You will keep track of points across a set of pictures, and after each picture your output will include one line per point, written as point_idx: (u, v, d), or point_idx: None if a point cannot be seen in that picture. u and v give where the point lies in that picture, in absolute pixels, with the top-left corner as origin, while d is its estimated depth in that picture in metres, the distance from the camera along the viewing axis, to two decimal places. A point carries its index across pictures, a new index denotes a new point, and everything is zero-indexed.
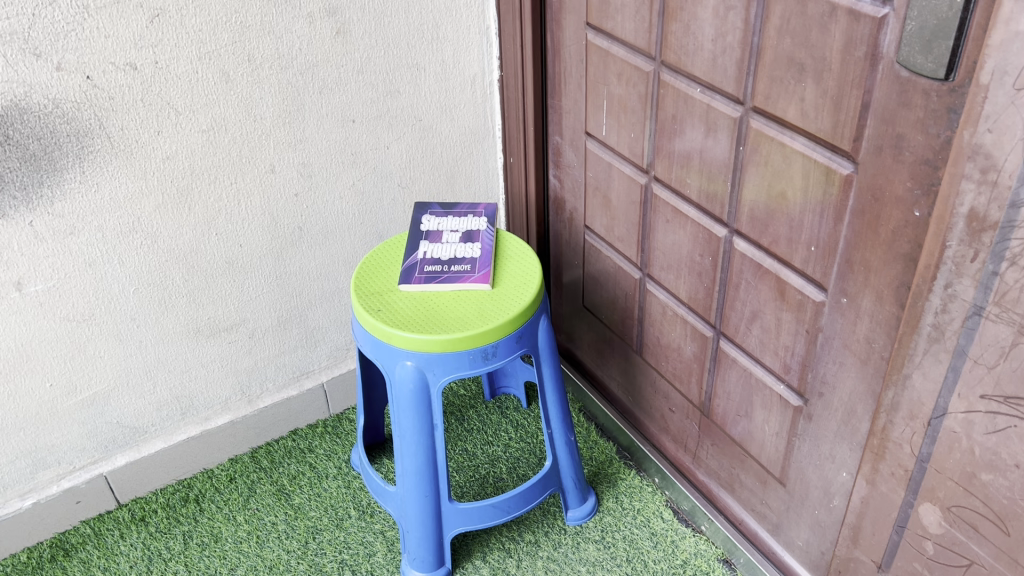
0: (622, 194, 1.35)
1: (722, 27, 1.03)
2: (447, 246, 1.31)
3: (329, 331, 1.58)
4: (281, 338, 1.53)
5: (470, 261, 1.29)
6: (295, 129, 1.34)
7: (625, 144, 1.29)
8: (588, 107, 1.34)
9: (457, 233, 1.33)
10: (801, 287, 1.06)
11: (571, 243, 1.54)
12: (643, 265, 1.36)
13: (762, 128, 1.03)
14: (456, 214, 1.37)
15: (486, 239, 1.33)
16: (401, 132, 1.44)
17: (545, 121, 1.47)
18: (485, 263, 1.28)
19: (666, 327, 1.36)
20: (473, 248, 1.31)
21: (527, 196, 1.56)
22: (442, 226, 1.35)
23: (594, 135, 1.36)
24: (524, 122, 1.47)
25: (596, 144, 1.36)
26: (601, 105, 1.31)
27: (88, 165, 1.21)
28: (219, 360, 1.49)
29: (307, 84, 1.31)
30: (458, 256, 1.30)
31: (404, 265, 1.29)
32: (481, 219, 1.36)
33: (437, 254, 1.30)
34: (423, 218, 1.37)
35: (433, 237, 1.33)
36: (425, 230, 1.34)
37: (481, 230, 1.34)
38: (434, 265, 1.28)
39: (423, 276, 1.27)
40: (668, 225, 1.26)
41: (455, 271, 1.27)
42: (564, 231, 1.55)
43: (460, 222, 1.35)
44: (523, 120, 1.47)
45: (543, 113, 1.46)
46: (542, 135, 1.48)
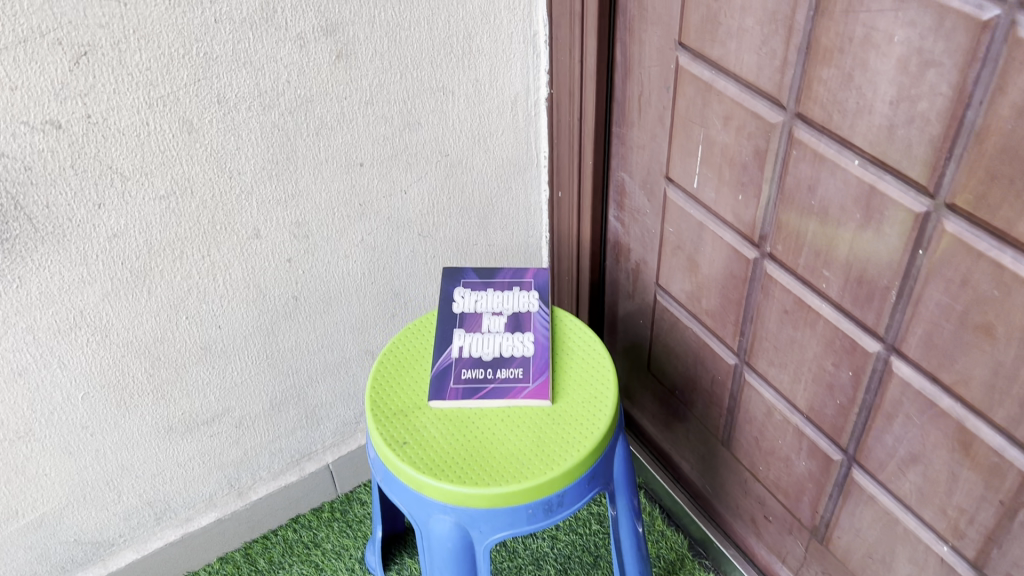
0: (715, 265, 1.03)
1: (913, 89, 0.70)
2: (489, 337, 0.99)
3: (335, 407, 1.27)
4: (276, 423, 1.23)
5: (519, 363, 0.97)
6: (286, 182, 1.01)
7: (727, 205, 0.97)
8: (672, 150, 1.01)
9: (502, 318, 1.01)
10: (1000, 449, 0.77)
11: (634, 300, 1.23)
12: (741, 352, 1.05)
13: (964, 235, 0.72)
14: (498, 287, 1.05)
15: (540, 327, 1.01)
16: (421, 172, 1.11)
17: (606, 154, 1.14)
18: (540, 367, 0.97)
19: (769, 430, 1.06)
20: (524, 341, 0.99)
21: (576, 241, 1.24)
22: (482, 307, 1.03)
23: (679, 184, 1.03)
24: (579, 155, 1.14)
25: (680, 197, 1.04)
26: (693, 151, 0.98)
27: (4, 257, 0.88)
28: (200, 456, 1.19)
29: (299, 126, 0.98)
30: (503, 353, 0.98)
31: (433, 366, 0.98)
32: (531, 295, 1.04)
33: (476, 351, 0.98)
34: (456, 293, 1.04)
35: (471, 324, 1.01)
36: (459, 312, 1.02)
37: (532, 313, 1.02)
38: (474, 369, 0.97)
39: (460, 387, 0.96)
40: (786, 317, 0.95)
41: (501, 379, 0.96)
42: (625, 285, 1.23)
43: (504, 301, 1.03)
44: (579, 152, 1.14)
45: (606, 141, 1.12)
46: (602, 171, 1.15)
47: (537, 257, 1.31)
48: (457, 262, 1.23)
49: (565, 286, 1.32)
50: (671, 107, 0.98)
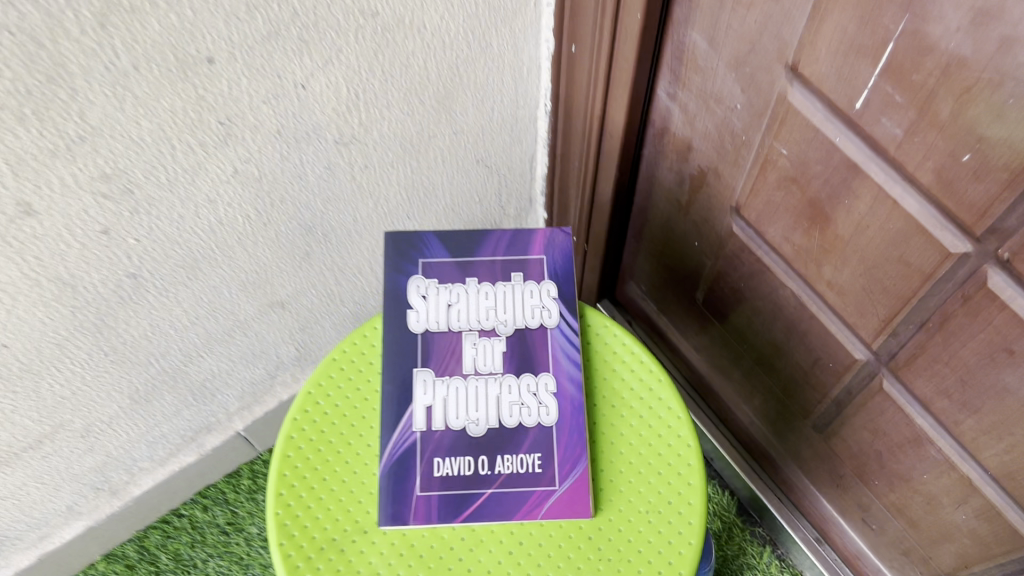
0: (868, 234, 0.58)
1: None
2: (478, 391, 0.57)
3: (234, 373, 0.86)
4: (147, 414, 0.82)
5: (532, 445, 0.56)
6: (58, 121, 0.51)
7: (924, 157, 0.51)
8: (818, 34, 0.52)
9: (496, 347, 0.58)
10: None
11: (686, 214, 0.78)
12: (886, 356, 0.64)
13: None
14: (485, 277, 0.60)
15: (564, 365, 0.59)
16: (331, 47, 0.60)
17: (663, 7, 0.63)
18: (571, 452, 0.56)
19: (908, 457, 0.69)
20: (538, 398, 0.57)
21: (598, 128, 0.75)
22: (460, 322, 0.59)
23: (818, 89, 0.55)
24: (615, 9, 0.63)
25: (818, 116, 0.56)
26: (868, 49, 0.49)
27: None
28: (34, 480, 0.79)
29: (59, 19, 0.46)
30: (504, 425, 0.56)
31: (382, 451, 0.56)
32: (544, 295, 0.60)
33: (456, 419, 0.56)
34: (413, 293, 0.59)
35: (443, 360, 0.58)
36: (421, 334, 0.58)
37: (550, 335, 0.59)
38: (454, 459, 0.56)
39: (432, 497, 0.55)
40: (1006, 356, 0.54)
41: (503, 480, 0.55)
42: (671, 191, 0.78)
43: (499, 309, 0.59)
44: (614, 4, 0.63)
45: None
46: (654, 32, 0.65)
47: (529, 131, 0.83)
48: (403, 165, 0.75)
49: (573, 177, 0.85)
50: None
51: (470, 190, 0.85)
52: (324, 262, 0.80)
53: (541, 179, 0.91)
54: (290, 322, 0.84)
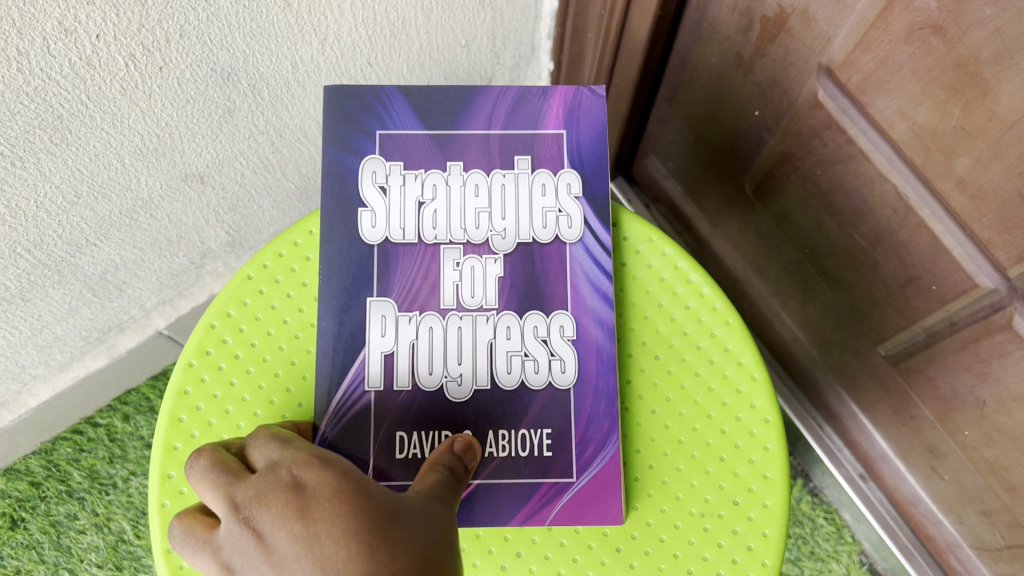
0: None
1: None
2: (462, 337, 0.44)
3: (145, 262, 0.67)
4: (28, 316, 0.63)
5: (537, 418, 0.44)
6: None
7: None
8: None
9: (488, 270, 0.45)
10: None
11: (748, 72, 0.58)
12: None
13: None
14: (474, 164, 0.46)
15: (588, 301, 0.45)
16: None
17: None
18: (597, 430, 0.44)
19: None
20: (550, 348, 0.45)
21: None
22: (436, 230, 0.45)
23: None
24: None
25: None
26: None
27: None
28: None
29: None
30: (498, 383, 0.44)
31: (324, 413, 0.43)
32: (561, 193, 0.46)
33: (428, 376, 0.44)
34: (367, 184, 0.45)
35: (410, 286, 0.45)
36: (379, 243, 0.45)
37: (570, 253, 0.46)
38: (426, 436, 0.43)
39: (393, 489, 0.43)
40: None
41: (495, 466, 0.43)
42: (729, 40, 0.57)
43: (494, 214, 0.46)
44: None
45: None
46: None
47: None
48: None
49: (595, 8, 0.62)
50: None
51: (454, 29, 0.63)
52: (255, 121, 0.59)
53: (548, 18, 0.69)
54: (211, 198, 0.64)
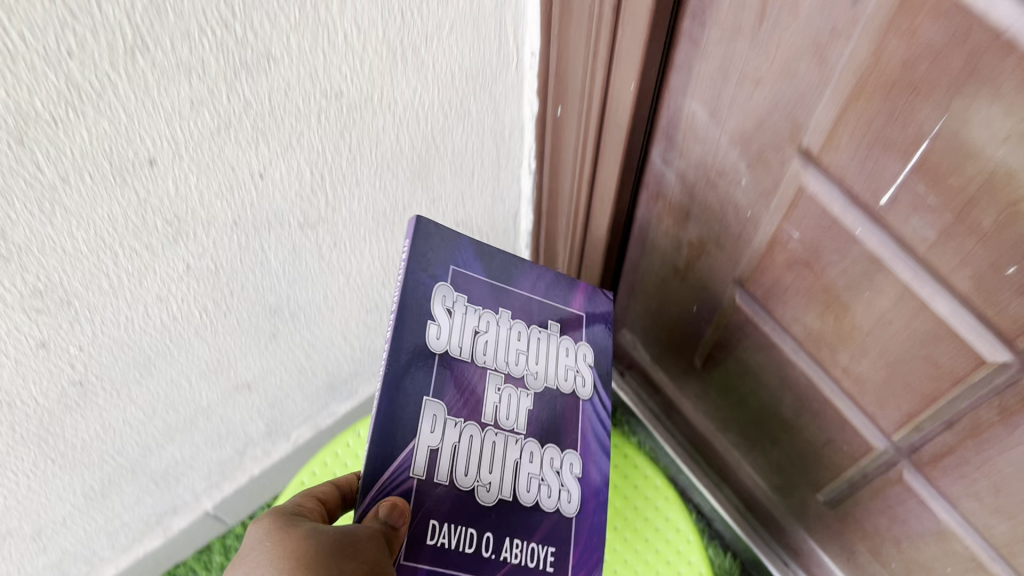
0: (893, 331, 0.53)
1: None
2: (495, 451, 0.52)
3: (199, 455, 0.79)
4: (103, 509, 0.75)
5: (545, 536, 0.53)
6: None
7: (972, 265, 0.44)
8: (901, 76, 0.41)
9: (521, 401, 0.55)
10: None
11: (684, 279, 0.73)
12: (908, 449, 0.59)
13: None
14: (518, 314, 0.57)
15: (593, 453, 0.57)
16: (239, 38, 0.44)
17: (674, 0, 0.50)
18: (590, 558, 0.54)
19: (929, 549, 0.64)
20: (561, 478, 0.55)
21: (594, 137, 0.62)
22: (485, 357, 0.54)
23: (841, 173, 0.49)
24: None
25: (840, 202, 0.50)
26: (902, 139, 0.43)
27: None
28: None
29: None
30: (520, 500, 0.52)
31: (373, 486, 0.46)
32: (580, 360, 0.59)
33: (465, 478, 0.50)
34: (439, 303, 0.52)
35: (460, 396, 0.51)
36: (442, 354, 0.51)
37: (582, 408, 0.58)
38: (456, 531, 0.49)
39: (419, 570, 0.47)
40: None
41: (507, 569, 0.51)
42: (667, 255, 0.72)
43: (529, 356, 0.56)
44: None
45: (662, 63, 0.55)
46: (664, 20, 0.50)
47: (512, 190, 0.77)
48: (372, 221, 0.67)
49: (563, 198, 0.73)
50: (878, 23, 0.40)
51: None
52: (293, 339, 0.73)
53: (525, 234, 0.85)
54: (233, 396, 0.75)
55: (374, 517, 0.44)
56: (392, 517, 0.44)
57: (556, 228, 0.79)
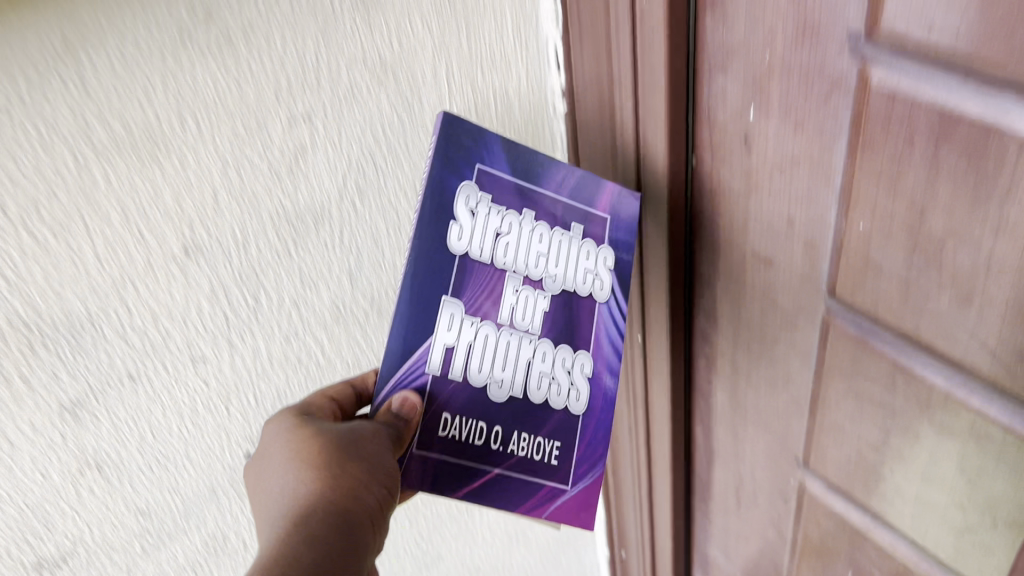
0: (879, 462, 0.61)
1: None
2: (509, 348, 0.54)
3: None
4: None
5: (551, 431, 0.57)
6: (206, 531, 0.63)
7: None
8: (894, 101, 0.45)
9: (537, 303, 0.55)
10: None
11: (744, 566, 0.88)
12: None
13: None
14: (543, 215, 0.55)
15: (603, 351, 0.60)
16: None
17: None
18: (593, 453, 0.59)
19: None
20: (571, 379, 0.58)
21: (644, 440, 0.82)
22: (506, 260, 0.54)
23: (856, 304, 0.56)
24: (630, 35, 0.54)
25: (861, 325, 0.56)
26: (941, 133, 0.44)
27: None
28: None
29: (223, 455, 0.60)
30: (531, 399, 0.56)
31: (386, 384, 0.50)
32: (601, 262, 0.59)
33: (479, 375, 0.53)
34: (463, 204, 0.51)
35: (478, 297, 0.52)
36: (460, 256, 0.51)
37: (598, 310, 0.59)
38: (465, 423, 0.53)
39: (430, 459, 0.52)
40: None
41: (513, 459, 0.56)
42: (727, 547, 0.88)
43: (549, 260, 0.56)
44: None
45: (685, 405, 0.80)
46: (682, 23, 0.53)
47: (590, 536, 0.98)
48: (481, 511, 0.80)
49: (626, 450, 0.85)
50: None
51: None
52: None
53: None
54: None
55: (387, 410, 0.50)
56: (404, 411, 0.50)
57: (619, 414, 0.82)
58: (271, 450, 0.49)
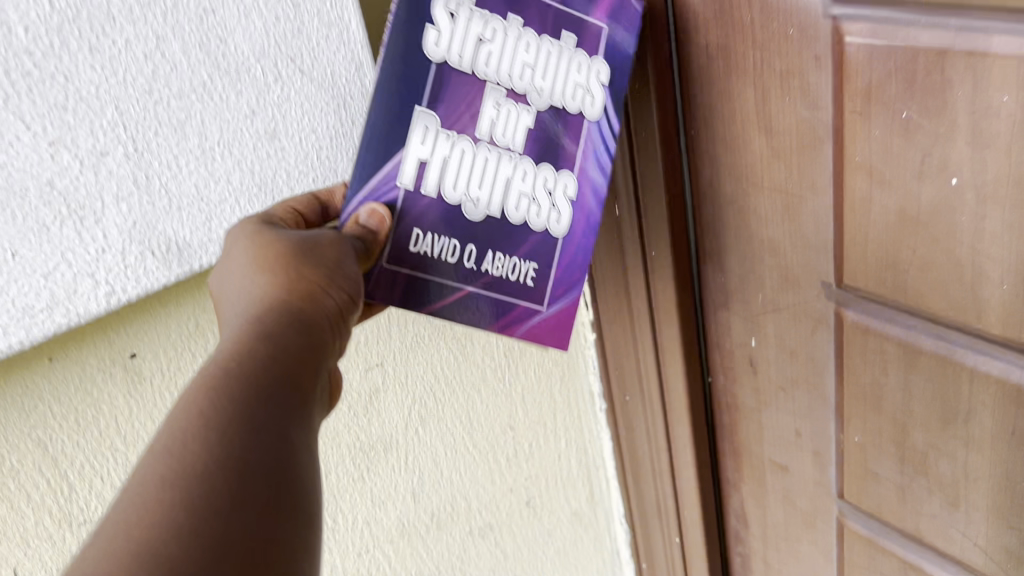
0: (904, 526, 0.61)
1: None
2: (487, 164, 0.47)
3: None
4: None
5: (528, 251, 0.50)
6: None
7: (1013, 234, 0.43)
8: (863, 112, 0.47)
9: (520, 118, 0.48)
10: None
11: None
12: None
13: None
14: (533, 23, 0.46)
15: (590, 172, 0.51)
16: (262, 91, 0.43)
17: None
18: (570, 275, 0.51)
19: None
20: (553, 200, 0.50)
21: (678, 541, 0.80)
22: (487, 68, 0.46)
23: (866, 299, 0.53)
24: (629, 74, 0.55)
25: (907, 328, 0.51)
26: (920, 169, 0.45)
27: None
28: None
29: None
30: (508, 218, 0.48)
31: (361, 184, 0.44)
32: (591, 74, 0.49)
33: (454, 192, 0.47)
34: (441, 4, 0.43)
35: (455, 111, 0.46)
36: (438, 63, 0.44)
37: (586, 128, 0.50)
38: (437, 238, 0.47)
39: (399, 274, 0.47)
40: None
41: (485, 280, 0.49)
42: None
43: (537, 72, 0.47)
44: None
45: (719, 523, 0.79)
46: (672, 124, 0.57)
47: None
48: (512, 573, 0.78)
49: (658, 540, 0.82)
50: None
51: None
52: None
53: None
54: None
55: (355, 222, 0.45)
56: (371, 224, 0.45)
57: (633, 447, 0.76)
58: (228, 256, 0.41)
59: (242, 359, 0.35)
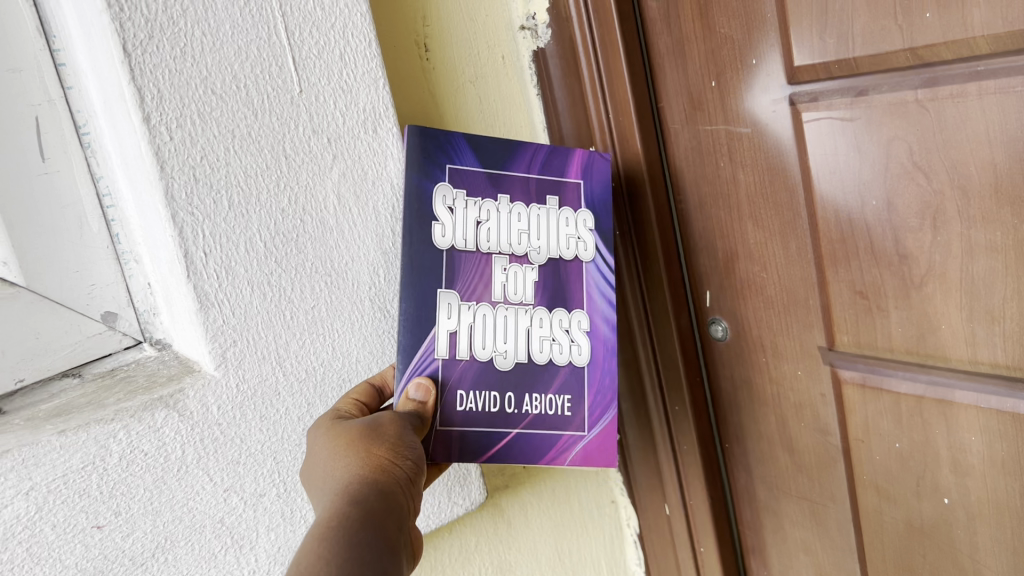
0: None
1: None
2: (506, 320, 0.54)
3: None
4: None
5: (560, 385, 0.55)
6: None
7: (1000, 548, 0.51)
8: (863, 440, 0.57)
9: (527, 276, 0.55)
10: None
11: None
12: None
13: None
14: (518, 197, 0.55)
15: (598, 305, 0.57)
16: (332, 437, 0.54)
17: (682, 270, 0.66)
18: (604, 399, 0.56)
19: None
20: (570, 336, 0.56)
21: None
22: (490, 244, 0.54)
23: None
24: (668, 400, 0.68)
25: None
26: (918, 489, 0.55)
27: None
28: None
29: None
30: (535, 360, 0.54)
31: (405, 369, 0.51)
32: (580, 225, 0.57)
33: (483, 349, 0.53)
34: (440, 203, 0.52)
35: (470, 284, 0.53)
36: (448, 250, 0.53)
37: (585, 270, 0.57)
38: (479, 394, 0.53)
39: (452, 435, 0.52)
40: None
41: (530, 421, 0.54)
42: None
43: (532, 234, 0.55)
44: (679, 330, 0.66)
45: None
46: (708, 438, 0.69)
47: None
48: None
49: None
50: (886, 190, 0.50)
51: None
52: None
53: None
54: None
55: (407, 399, 0.50)
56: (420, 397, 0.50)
57: None
58: (312, 454, 0.46)
59: (339, 520, 0.38)
